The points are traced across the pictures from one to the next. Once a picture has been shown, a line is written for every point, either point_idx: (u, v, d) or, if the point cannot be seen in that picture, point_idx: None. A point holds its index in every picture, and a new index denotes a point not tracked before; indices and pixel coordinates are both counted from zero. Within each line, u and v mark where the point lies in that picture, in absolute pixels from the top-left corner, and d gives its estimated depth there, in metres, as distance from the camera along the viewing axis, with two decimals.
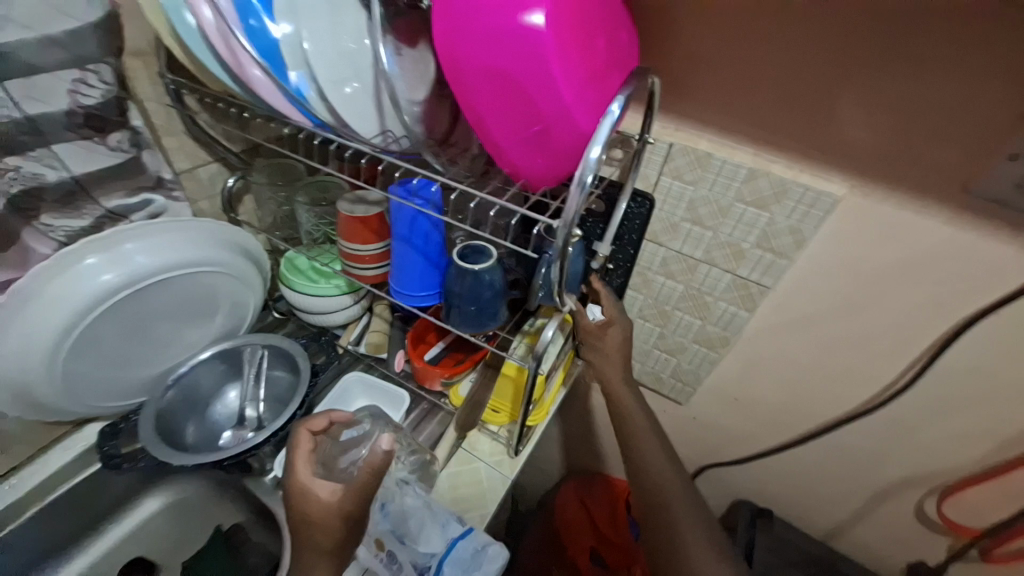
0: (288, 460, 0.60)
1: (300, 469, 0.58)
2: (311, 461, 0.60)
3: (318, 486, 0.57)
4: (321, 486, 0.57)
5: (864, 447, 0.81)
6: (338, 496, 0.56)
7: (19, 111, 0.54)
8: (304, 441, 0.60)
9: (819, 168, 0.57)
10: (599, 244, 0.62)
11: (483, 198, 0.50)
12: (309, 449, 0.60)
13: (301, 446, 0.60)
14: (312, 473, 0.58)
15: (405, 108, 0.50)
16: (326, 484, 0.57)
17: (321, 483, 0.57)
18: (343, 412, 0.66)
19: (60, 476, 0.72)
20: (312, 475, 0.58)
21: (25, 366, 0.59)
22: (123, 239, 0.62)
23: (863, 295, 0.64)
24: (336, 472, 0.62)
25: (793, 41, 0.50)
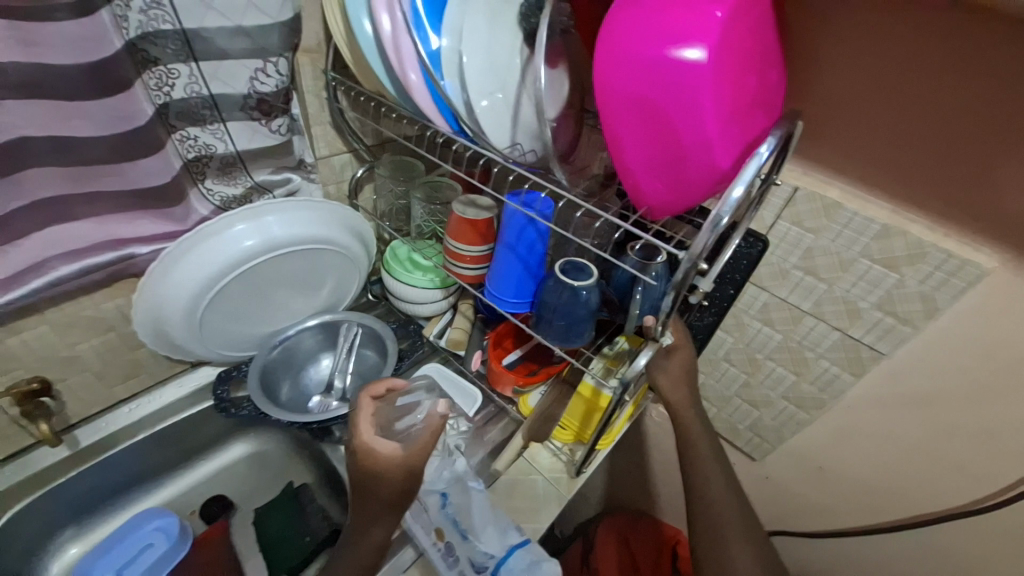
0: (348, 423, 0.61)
1: (362, 429, 0.59)
2: (372, 424, 0.61)
3: (380, 443, 0.58)
4: (381, 441, 0.58)
5: (968, 552, 0.71)
6: (399, 454, 0.57)
7: (207, 89, 0.63)
8: (366, 406, 0.62)
9: (969, 235, 0.52)
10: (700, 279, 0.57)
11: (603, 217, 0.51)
12: (370, 413, 0.62)
13: (362, 410, 0.61)
14: (374, 433, 0.59)
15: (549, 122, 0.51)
16: (387, 441, 0.58)
17: (380, 442, 0.58)
18: (400, 379, 0.66)
19: (173, 407, 0.82)
20: (373, 434, 0.59)
21: (169, 309, 0.68)
22: (267, 211, 0.70)
23: (998, 381, 0.58)
24: (393, 434, 0.62)
25: (962, 98, 0.47)
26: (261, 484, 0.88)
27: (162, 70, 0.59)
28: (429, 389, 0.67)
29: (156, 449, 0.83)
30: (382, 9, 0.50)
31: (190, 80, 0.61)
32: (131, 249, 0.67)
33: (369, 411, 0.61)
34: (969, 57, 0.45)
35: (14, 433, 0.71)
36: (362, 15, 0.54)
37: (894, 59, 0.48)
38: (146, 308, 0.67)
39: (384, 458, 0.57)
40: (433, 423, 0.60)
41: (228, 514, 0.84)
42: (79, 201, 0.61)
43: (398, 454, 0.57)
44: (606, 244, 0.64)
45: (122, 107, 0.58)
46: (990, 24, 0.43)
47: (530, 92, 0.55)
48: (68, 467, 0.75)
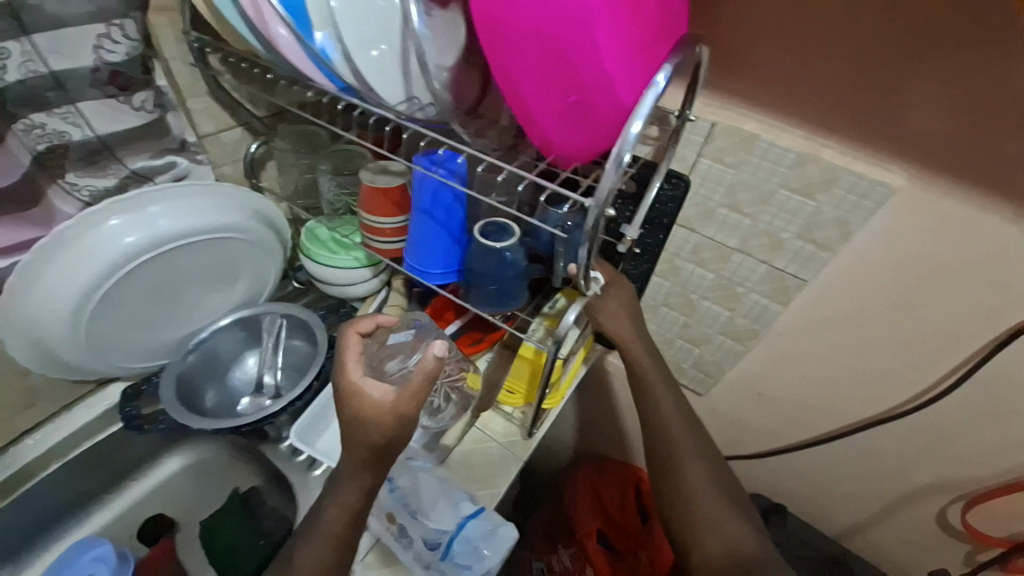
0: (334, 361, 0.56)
1: (351, 370, 0.54)
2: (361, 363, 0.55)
3: (370, 386, 0.52)
4: (372, 385, 0.53)
5: (890, 450, 0.78)
6: (390, 397, 0.52)
7: (45, 66, 0.53)
8: (354, 344, 0.56)
9: (878, 155, 0.53)
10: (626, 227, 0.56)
11: (513, 172, 0.47)
12: (359, 351, 0.56)
13: (348, 348, 0.56)
14: (364, 374, 0.54)
15: (434, 74, 0.48)
16: (378, 384, 0.53)
17: (372, 383, 0.53)
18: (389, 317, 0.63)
19: (86, 432, 0.75)
20: (362, 375, 0.54)
21: (50, 325, 0.60)
22: (147, 202, 0.61)
23: (909, 294, 0.61)
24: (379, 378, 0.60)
25: (859, 11, 0.45)
26: (206, 495, 0.83)
27: None
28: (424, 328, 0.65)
29: (77, 478, 0.76)
30: None
31: (25, 59, 0.52)
32: None
33: (356, 348, 0.56)
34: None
35: None
36: None
37: None
38: (21, 328, 0.59)
39: (372, 402, 0.51)
40: (428, 367, 0.52)
41: (172, 531, 0.79)
42: None
43: (389, 398, 0.52)
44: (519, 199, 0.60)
45: None
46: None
47: None
48: None
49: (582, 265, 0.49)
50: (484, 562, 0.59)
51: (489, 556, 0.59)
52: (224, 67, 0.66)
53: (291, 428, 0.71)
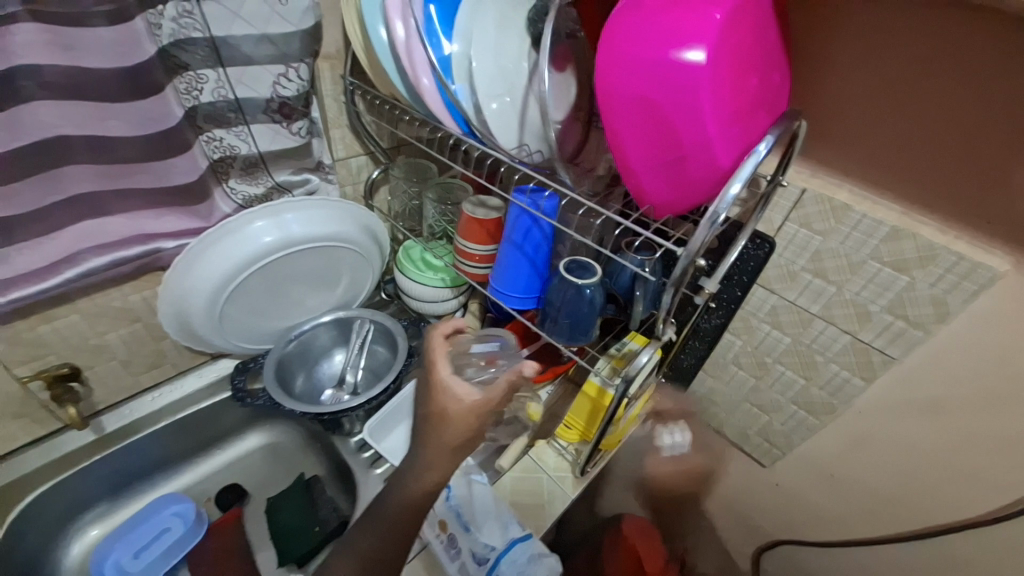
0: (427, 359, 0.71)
1: (441, 369, 0.69)
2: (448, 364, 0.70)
3: (457, 386, 0.67)
4: (459, 384, 0.67)
5: (986, 567, 0.69)
6: (471, 398, 0.66)
7: (233, 93, 0.66)
8: (438, 346, 0.71)
9: (982, 237, 0.51)
10: (706, 280, 0.56)
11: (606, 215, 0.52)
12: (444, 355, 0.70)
13: (436, 351, 0.70)
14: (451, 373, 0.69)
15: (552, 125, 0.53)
16: (463, 385, 0.67)
17: (459, 384, 0.67)
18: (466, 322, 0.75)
19: (194, 397, 0.85)
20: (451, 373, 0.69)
21: (193, 301, 0.71)
22: (286, 209, 0.73)
23: (1014, 389, 0.56)
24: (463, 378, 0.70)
25: (970, 99, 0.46)
26: (276, 474, 0.91)
27: (191, 75, 0.62)
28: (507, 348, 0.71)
29: (176, 437, 0.86)
30: (396, 16, 0.53)
31: (218, 85, 0.65)
32: (159, 243, 0.70)
33: (442, 352, 0.70)
34: (990, 55, 0.44)
35: (42, 417, 0.74)
36: (378, 22, 0.56)
37: (906, 63, 0.48)
38: (171, 301, 0.71)
39: None
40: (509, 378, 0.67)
41: (242, 502, 0.85)
42: (110, 197, 0.64)
43: (471, 397, 0.66)
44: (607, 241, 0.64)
45: (153, 110, 0.61)
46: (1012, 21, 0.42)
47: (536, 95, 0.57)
48: (93, 451, 0.78)
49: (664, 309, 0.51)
50: None
51: None
52: (365, 106, 0.79)
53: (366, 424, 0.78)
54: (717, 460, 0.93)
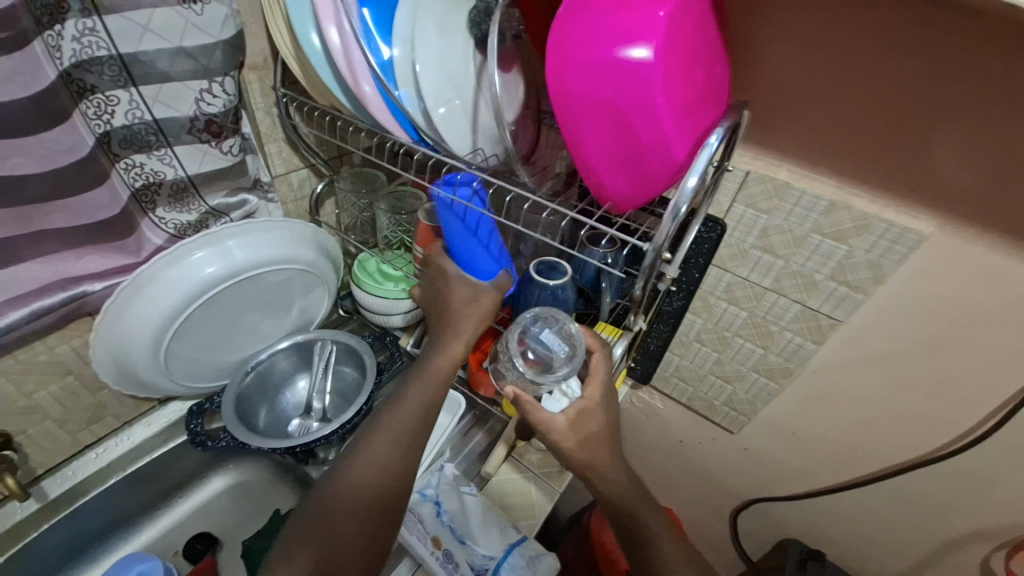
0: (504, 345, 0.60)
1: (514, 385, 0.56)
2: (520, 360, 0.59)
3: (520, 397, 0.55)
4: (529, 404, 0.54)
5: (930, 495, 0.76)
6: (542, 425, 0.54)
7: (150, 114, 0.60)
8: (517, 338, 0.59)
9: (907, 204, 0.56)
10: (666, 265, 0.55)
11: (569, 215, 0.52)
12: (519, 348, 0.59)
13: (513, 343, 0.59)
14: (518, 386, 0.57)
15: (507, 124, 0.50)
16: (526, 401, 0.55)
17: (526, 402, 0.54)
18: (557, 315, 0.59)
19: (144, 447, 0.78)
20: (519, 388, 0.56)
21: (132, 343, 0.65)
22: (227, 235, 0.67)
23: (944, 336, 0.62)
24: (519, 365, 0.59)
25: (887, 79, 0.50)
26: (249, 514, 0.85)
27: (99, 97, 0.56)
28: (576, 361, 0.57)
29: (130, 493, 0.78)
30: (329, 23, 0.49)
31: (131, 106, 0.58)
32: (84, 287, 0.62)
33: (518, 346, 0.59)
34: (905, 36, 0.47)
35: None
36: (309, 29, 0.53)
37: (831, 47, 0.51)
38: (107, 346, 0.64)
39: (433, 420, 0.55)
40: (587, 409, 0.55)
41: (212, 550, 0.79)
42: (22, 241, 0.57)
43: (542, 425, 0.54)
44: (560, 234, 0.63)
45: (63, 140, 0.56)
46: (918, 4, 0.46)
47: (486, 98, 0.56)
48: (38, 521, 0.70)
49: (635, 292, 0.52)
50: None
51: None
52: (299, 115, 0.74)
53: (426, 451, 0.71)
54: (690, 433, 0.97)
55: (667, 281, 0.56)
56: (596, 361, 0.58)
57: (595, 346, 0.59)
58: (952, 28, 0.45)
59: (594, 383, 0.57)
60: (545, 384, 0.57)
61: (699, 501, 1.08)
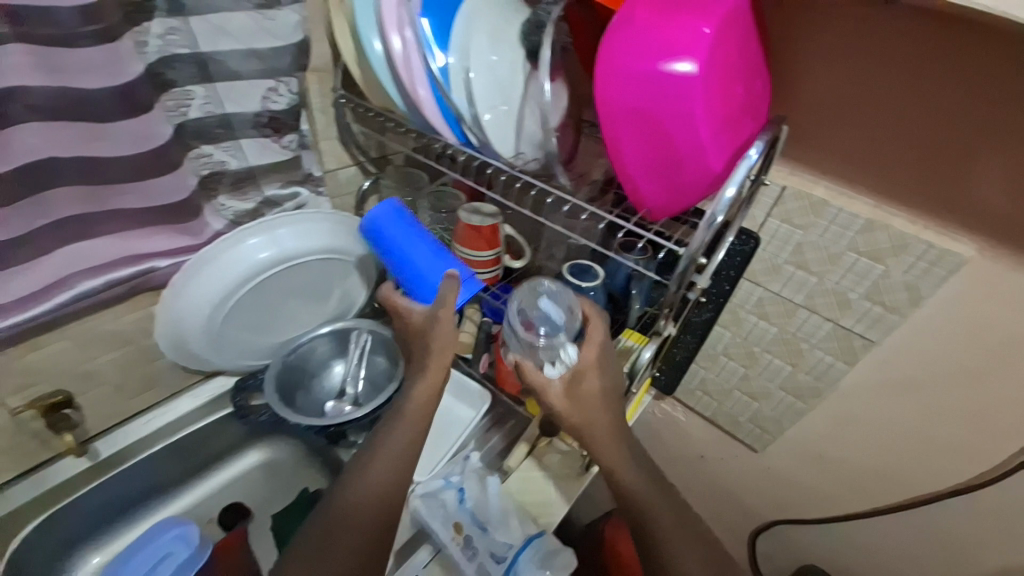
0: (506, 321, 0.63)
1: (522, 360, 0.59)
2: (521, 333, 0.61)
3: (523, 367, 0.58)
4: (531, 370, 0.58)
5: (963, 529, 0.74)
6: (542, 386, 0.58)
7: (222, 108, 0.66)
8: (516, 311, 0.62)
9: (948, 226, 0.56)
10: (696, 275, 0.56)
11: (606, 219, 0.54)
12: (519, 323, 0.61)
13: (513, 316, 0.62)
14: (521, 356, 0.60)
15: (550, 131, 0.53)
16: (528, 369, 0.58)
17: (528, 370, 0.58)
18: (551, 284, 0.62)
19: (189, 418, 0.83)
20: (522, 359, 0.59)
21: (188, 320, 0.70)
22: (280, 224, 0.72)
23: (982, 363, 0.61)
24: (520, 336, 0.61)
25: (931, 102, 0.51)
26: (279, 490, 0.89)
27: (178, 92, 0.62)
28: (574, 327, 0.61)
29: (173, 461, 0.84)
30: (392, 30, 0.53)
31: (205, 101, 0.64)
32: (153, 263, 0.68)
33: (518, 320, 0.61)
34: (950, 60, 0.48)
35: (32, 446, 0.71)
36: (371, 35, 0.57)
37: (873, 68, 0.52)
38: (167, 321, 0.69)
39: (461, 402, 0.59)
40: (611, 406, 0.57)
41: (245, 521, 0.83)
42: (99, 218, 0.62)
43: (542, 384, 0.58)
44: (595, 237, 0.65)
45: (141, 129, 0.59)
46: (964, 29, 0.46)
47: (532, 105, 0.59)
48: (91, 478, 0.76)
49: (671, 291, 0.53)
50: None
51: None
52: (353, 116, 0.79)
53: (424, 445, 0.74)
54: (712, 448, 0.97)
55: (698, 291, 0.57)
56: (593, 326, 0.59)
57: (592, 313, 0.60)
58: (1002, 54, 0.46)
59: (591, 346, 0.58)
60: (545, 351, 0.60)
61: (717, 519, 1.06)
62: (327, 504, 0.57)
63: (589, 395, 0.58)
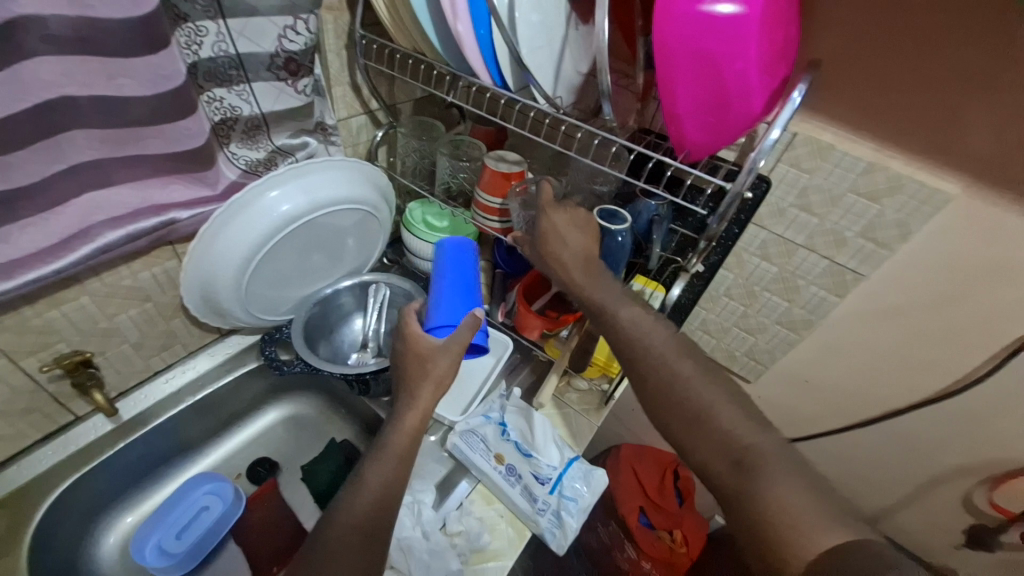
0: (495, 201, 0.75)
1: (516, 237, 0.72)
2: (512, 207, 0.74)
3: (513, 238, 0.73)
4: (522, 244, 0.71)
5: (924, 435, 0.86)
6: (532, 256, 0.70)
7: (234, 48, 0.62)
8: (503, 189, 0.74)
9: (939, 167, 0.62)
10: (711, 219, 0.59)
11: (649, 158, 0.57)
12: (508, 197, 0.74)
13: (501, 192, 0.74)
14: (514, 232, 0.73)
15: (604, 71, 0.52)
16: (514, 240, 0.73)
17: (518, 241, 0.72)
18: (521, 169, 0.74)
19: (207, 377, 0.82)
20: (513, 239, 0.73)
21: (216, 272, 0.68)
22: (298, 175, 0.70)
23: (955, 289, 0.70)
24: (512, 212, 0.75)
25: (938, 50, 0.55)
26: (302, 444, 0.90)
27: (191, 26, 0.58)
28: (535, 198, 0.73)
29: (196, 418, 0.83)
30: None
31: (218, 39, 0.60)
32: (173, 215, 0.65)
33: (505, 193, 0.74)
34: (960, 10, 0.52)
35: (53, 410, 0.69)
36: None
37: (888, 17, 0.56)
38: (193, 278, 0.68)
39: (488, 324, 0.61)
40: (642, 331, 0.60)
41: (275, 473, 0.86)
42: (115, 164, 0.59)
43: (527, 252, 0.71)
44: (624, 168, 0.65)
45: (162, 66, 0.55)
46: None
47: (571, 48, 0.60)
48: (113, 440, 0.74)
49: (721, 215, 0.57)
50: (584, 498, 0.70)
51: (589, 493, 0.70)
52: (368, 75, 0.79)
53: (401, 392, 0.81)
54: None
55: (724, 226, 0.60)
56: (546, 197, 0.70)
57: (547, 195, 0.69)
58: (1009, 8, 0.50)
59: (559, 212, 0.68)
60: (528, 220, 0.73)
61: None
62: (383, 443, 0.59)
63: (579, 271, 0.65)
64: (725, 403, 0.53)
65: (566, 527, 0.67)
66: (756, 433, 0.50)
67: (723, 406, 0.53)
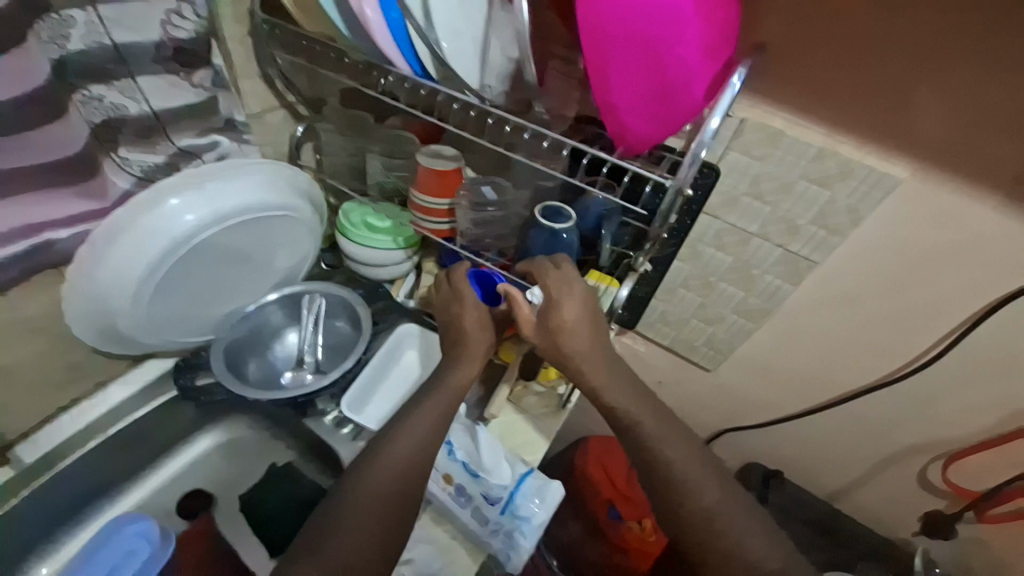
0: (432, 204, 0.69)
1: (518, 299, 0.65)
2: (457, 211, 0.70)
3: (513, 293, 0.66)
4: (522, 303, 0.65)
5: (879, 416, 0.87)
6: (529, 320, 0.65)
7: (109, 38, 0.54)
8: (439, 194, 0.69)
9: (888, 151, 0.60)
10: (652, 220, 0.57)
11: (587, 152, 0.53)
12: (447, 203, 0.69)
13: (437, 196, 0.69)
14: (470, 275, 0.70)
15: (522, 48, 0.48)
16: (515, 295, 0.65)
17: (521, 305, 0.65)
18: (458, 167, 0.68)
19: (123, 410, 0.74)
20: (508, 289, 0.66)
21: (111, 296, 0.60)
22: (205, 179, 0.62)
23: (907, 274, 0.69)
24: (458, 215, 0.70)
25: (886, 28, 0.52)
26: (244, 468, 0.82)
27: (56, 17, 0.50)
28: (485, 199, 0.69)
29: (117, 454, 0.75)
30: None
31: (89, 29, 0.52)
32: (49, 235, 0.56)
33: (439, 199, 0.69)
34: None
35: None
36: None
37: None
38: (81, 301, 0.59)
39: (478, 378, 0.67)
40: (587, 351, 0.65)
41: (211, 506, 0.79)
42: None
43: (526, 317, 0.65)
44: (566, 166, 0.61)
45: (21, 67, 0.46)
46: None
47: (501, 32, 0.52)
48: (15, 490, 0.66)
49: (661, 212, 0.54)
50: (538, 516, 0.66)
51: (543, 510, 0.66)
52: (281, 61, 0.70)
53: (342, 399, 0.74)
54: (668, 373, 1.04)
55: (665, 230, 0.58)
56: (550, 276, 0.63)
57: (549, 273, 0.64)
58: None
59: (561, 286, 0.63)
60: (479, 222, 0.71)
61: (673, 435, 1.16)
62: None
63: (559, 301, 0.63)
64: (675, 439, 0.63)
65: (520, 548, 0.65)
66: (693, 465, 0.61)
67: (669, 442, 0.63)
